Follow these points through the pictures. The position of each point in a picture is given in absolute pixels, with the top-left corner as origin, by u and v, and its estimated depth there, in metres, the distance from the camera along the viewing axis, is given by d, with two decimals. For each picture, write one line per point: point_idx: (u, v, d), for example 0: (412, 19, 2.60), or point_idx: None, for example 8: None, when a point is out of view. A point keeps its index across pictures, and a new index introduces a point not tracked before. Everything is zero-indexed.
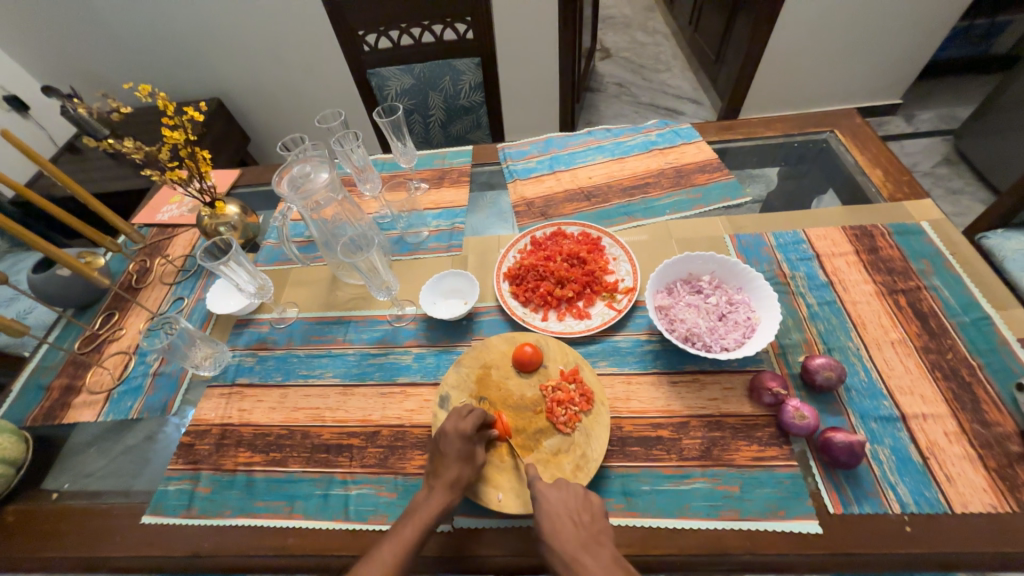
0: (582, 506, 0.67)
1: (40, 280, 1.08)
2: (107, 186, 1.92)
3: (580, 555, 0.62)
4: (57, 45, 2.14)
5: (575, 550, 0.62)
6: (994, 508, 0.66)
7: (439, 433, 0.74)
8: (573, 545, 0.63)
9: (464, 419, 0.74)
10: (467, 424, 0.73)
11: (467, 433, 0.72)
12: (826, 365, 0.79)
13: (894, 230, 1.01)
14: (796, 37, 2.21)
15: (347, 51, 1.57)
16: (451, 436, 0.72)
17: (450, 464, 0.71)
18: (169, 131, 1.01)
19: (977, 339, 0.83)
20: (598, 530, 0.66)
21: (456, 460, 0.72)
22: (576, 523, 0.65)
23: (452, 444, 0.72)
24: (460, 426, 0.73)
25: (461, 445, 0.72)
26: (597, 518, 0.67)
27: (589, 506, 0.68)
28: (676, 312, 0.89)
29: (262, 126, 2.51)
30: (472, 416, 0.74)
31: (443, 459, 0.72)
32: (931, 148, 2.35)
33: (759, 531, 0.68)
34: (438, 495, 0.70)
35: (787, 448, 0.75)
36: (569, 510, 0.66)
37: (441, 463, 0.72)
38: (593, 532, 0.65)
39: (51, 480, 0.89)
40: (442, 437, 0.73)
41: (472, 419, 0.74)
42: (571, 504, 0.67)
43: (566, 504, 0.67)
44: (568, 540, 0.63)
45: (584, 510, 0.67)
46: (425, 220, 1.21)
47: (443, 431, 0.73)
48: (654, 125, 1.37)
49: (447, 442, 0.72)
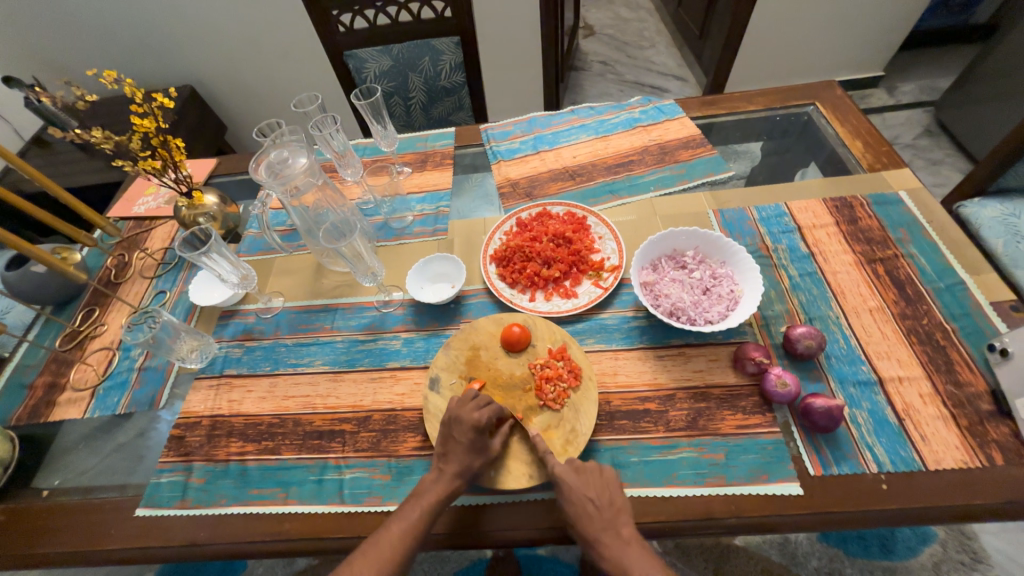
0: (602, 487, 0.69)
1: (14, 278, 1.05)
2: (80, 180, 1.86)
3: (599, 535, 0.66)
4: (16, 32, 2.05)
5: (597, 531, 0.66)
6: (965, 463, 0.69)
7: (450, 420, 0.74)
8: (596, 526, 0.66)
9: (480, 409, 0.74)
10: (483, 416, 0.72)
11: (480, 426, 0.72)
12: (806, 333, 0.81)
13: (872, 201, 1.03)
14: (779, 10, 2.19)
15: (323, 32, 1.52)
16: (465, 426, 0.72)
17: (460, 453, 0.72)
18: (139, 119, 0.97)
19: (951, 304, 0.86)
20: (619, 508, 0.68)
21: (466, 449, 0.72)
22: (599, 507, 0.67)
23: (465, 433, 0.72)
24: (477, 417, 0.73)
25: (474, 436, 0.72)
26: (617, 497, 0.69)
27: (608, 487, 0.70)
28: (661, 287, 0.90)
29: (239, 113, 2.44)
30: (489, 408, 0.74)
31: (454, 446, 0.73)
32: (912, 119, 2.38)
33: (742, 496, 0.70)
34: (446, 481, 0.71)
35: (770, 416, 0.77)
36: (592, 493, 0.68)
37: (452, 450, 0.73)
38: (614, 512, 0.68)
39: (41, 478, 0.88)
40: (455, 424, 0.73)
41: (488, 411, 0.74)
42: (592, 488, 0.69)
43: (588, 488, 0.68)
44: (592, 523, 0.66)
45: (605, 493, 0.69)
46: (409, 205, 1.20)
47: (458, 419, 0.73)
48: (637, 101, 1.37)
49: (461, 431, 0.72)
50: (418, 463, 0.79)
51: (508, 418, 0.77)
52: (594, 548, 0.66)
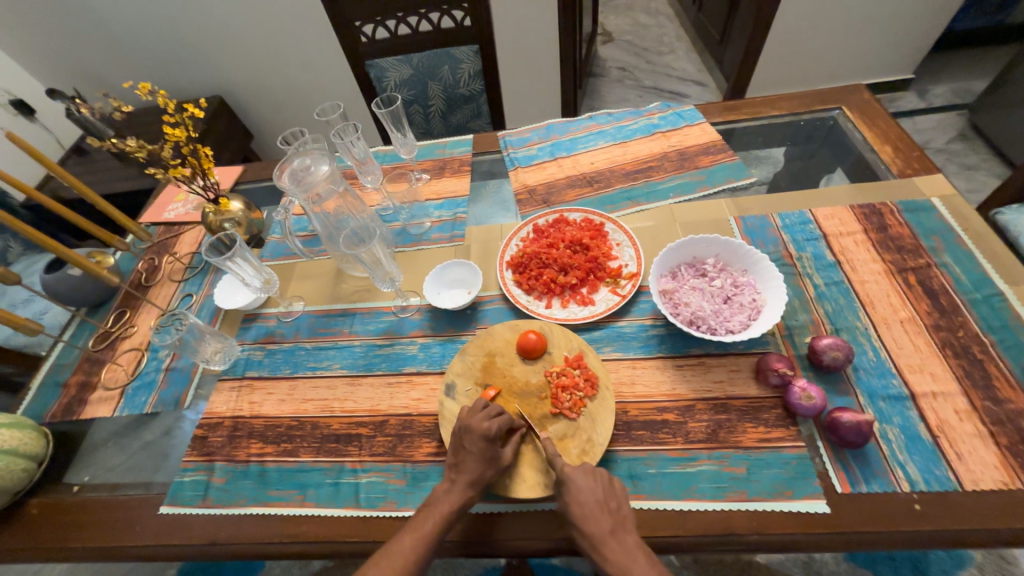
0: (608, 494, 0.68)
1: (53, 281, 1.10)
2: (115, 186, 1.94)
3: (607, 539, 0.64)
4: (59, 47, 2.16)
5: (602, 535, 0.64)
6: (1006, 484, 0.65)
7: (461, 430, 0.74)
8: (602, 530, 0.64)
9: (491, 418, 0.74)
10: (493, 425, 0.72)
11: (490, 435, 0.71)
12: (833, 345, 0.78)
13: (903, 208, 0.99)
14: (803, 13, 2.15)
15: (345, 43, 1.56)
16: (476, 435, 0.72)
17: (471, 462, 0.71)
18: (171, 129, 1.01)
19: (989, 316, 0.82)
20: (624, 516, 0.67)
21: (477, 459, 0.71)
22: (604, 510, 0.66)
23: (476, 442, 0.72)
24: (487, 427, 0.72)
25: (485, 445, 0.71)
26: (622, 505, 0.68)
27: (614, 494, 0.69)
28: (680, 295, 0.89)
29: (264, 122, 2.52)
30: (499, 417, 0.74)
31: (466, 455, 0.72)
32: (944, 123, 2.29)
33: (765, 512, 0.68)
34: (458, 490, 0.70)
35: (794, 429, 0.74)
36: (597, 497, 0.67)
37: (464, 459, 0.72)
38: (618, 519, 0.66)
39: (72, 474, 0.91)
40: (466, 433, 0.73)
41: (499, 420, 0.73)
42: (598, 491, 0.68)
43: (595, 492, 0.67)
44: (597, 527, 0.65)
45: (609, 498, 0.68)
46: (427, 211, 1.21)
47: (469, 428, 0.73)
48: (656, 107, 1.35)
49: (472, 440, 0.72)
50: (434, 469, 0.79)
51: (520, 426, 0.77)
52: (599, 552, 0.64)
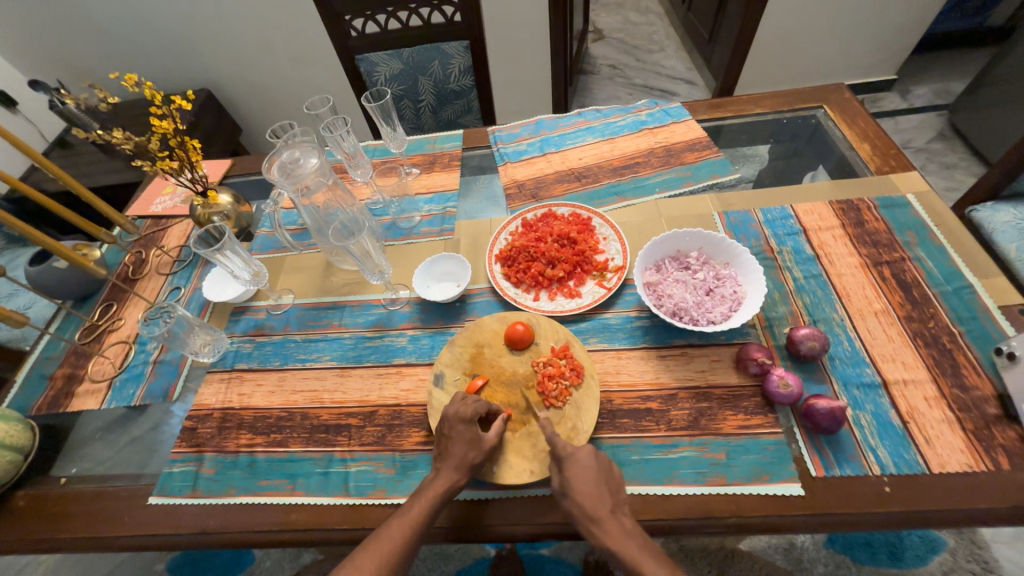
0: (607, 476, 0.70)
1: (37, 273, 1.09)
2: (100, 180, 1.92)
3: (607, 517, 0.66)
4: (42, 38, 2.12)
5: (601, 512, 0.66)
6: (970, 467, 0.69)
7: (443, 419, 0.76)
8: (602, 508, 0.66)
9: (469, 405, 0.76)
10: (470, 409, 0.75)
11: (469, 418, 0.74)
12: (810, 335, 0.81)
13: (880, 204, 1.02)
14: (789, 13, 2.19)
15: (335, 37, 1.56)
16: (455, 421, 0.74)
17: (455, 448, 0.73)
18: (158, 121, 1.00)
19: (959, 307, 0.85)
20: (621, 499, 0.69)
21: (460, 443, 0.73)
22: (603, 490, 0.68)
23: (455, 428, 0.74)
24: (464, 411, 0.75)
25: (464, 428, 0.74)
26: (620, 489, 0.70)
27: (612, 477, 0.70)
28: (664, 288, 0.91)
29: (253, 116, 2.50)
30: (478, 404, 0.77)
31: (449, 442, 0.74)
32: (925, 123, 2.35)
33: (744, 495, 0.70)
34: (444, 475, 0.72)
35: (772, 417, 0.77)
36: (598, 476, 0.69)
37: (447, 446, 0.74)
38: (617, 500, 0.68)
39: (59, 466, 0.91)
40: (448, 421, 0.75)
41: (475, 405, 0.76)
42: (599, 472, 0.69)
43: (596, 472, 0.69)
44: (598, 504, 0.66)
45: (610, 480, 0.70)
46: (417, 205, 1.22)
47: (448, 416, 0.75)
48: (644, 104, 1.37)
49: (451, 427, 0.74)
50: (422, 457, 0.81)
51: (501, 413, 0.79)
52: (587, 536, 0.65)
